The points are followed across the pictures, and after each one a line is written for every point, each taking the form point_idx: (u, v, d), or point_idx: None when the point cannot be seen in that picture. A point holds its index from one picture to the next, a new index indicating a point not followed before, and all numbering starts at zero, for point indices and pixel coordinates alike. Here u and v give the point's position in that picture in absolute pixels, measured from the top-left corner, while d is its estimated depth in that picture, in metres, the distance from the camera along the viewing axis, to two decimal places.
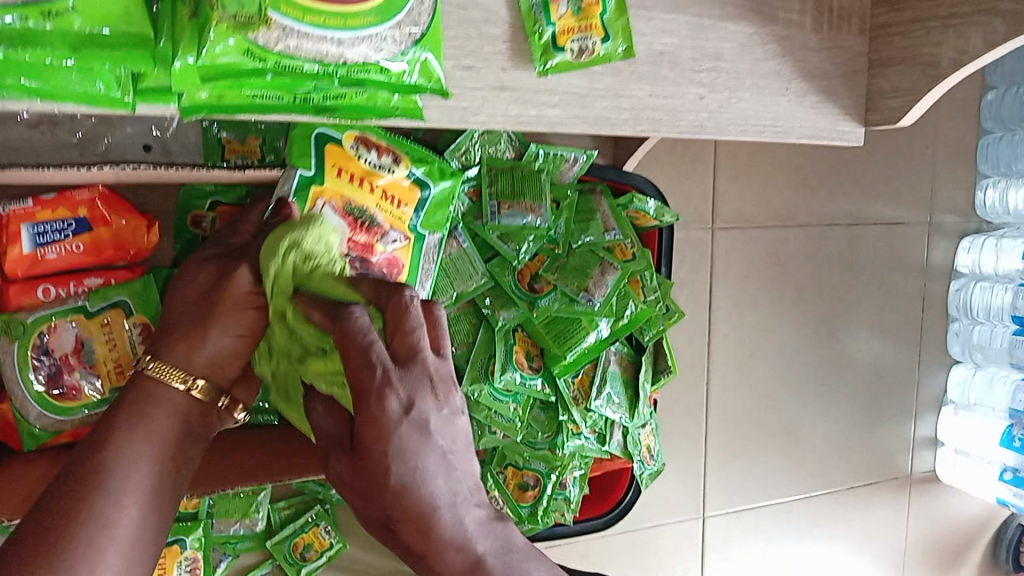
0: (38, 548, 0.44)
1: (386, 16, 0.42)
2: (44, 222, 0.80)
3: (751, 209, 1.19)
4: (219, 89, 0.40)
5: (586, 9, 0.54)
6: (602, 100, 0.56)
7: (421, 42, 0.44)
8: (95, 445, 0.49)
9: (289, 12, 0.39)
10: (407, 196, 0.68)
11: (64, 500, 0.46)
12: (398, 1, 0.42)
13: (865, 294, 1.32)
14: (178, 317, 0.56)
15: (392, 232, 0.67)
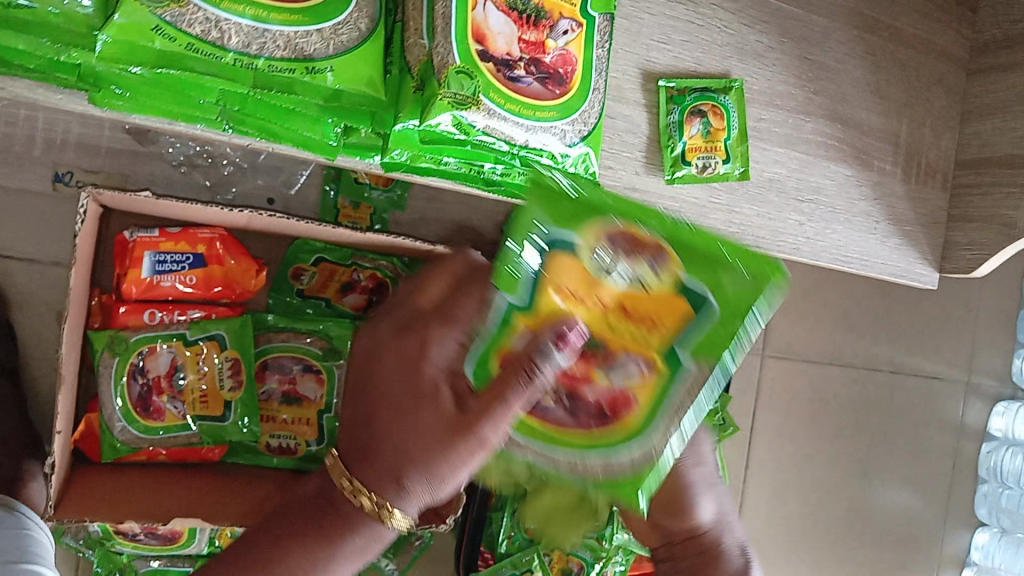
0: None
1: (566, 113, 0.49)
2: (165, 252, 0.87)
3: (800, 342, 1.25)
4: (416, 151, 0.48)
5: (713, 133, 0.62)
6: (716, 213, 0.63)
7: (586, 139, 0.51)
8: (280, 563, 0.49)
9: (495, 98, 0.47)
10: (666, 314, 0.42)
11: None
12: (576, 101, 0.50)
13: (898, 442, 1.35)
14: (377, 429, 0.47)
15: (628, 361, 0.43)
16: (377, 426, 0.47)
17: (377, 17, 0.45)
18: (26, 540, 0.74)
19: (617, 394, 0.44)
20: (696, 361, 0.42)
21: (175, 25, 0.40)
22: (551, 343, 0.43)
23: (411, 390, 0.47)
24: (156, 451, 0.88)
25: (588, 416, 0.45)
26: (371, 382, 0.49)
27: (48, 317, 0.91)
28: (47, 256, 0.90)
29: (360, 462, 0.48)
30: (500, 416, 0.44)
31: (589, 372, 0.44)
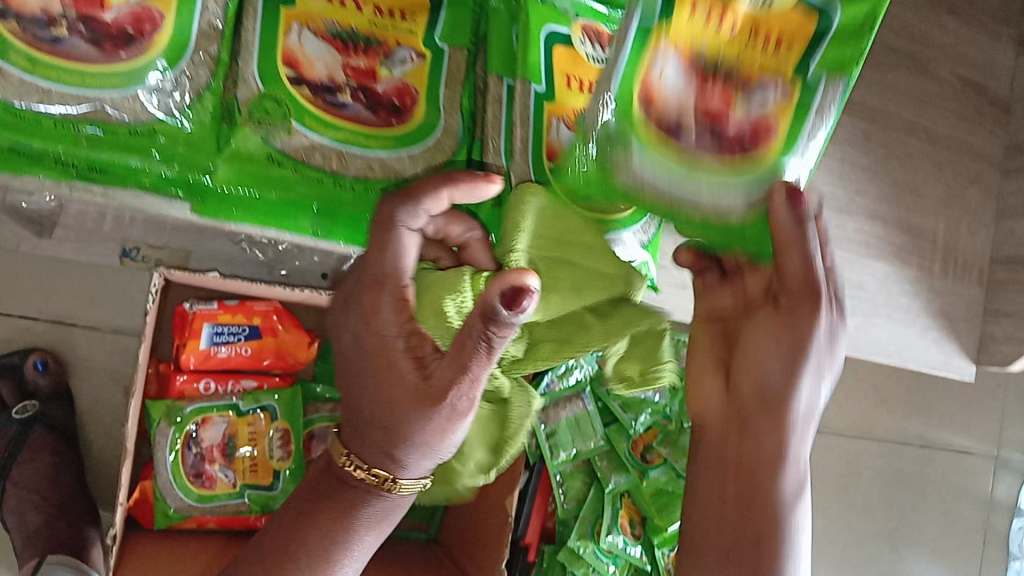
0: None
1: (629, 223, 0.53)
2: (223, 324, 0.91)
3: (829, 415, 1.27)
4: None
5: None
6: None
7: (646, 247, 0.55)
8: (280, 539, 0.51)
9: None
10: (795, 30, 0.41)
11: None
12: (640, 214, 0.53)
13: (929, 516, 1.35)
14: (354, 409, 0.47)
15: (763, 79, 0.42)
16: (359, 409, 0.47)
17: (459, 139, 0.48)
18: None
19: (756, 121, 0.42)
20: (826, 77, 0.42)
21: (285, 152, 0.44)
22: (497, 303, 0.40)
23: (377, 374, 0.45)
24: (205, 519, 0.89)
25: (733, 148, 0.42)
26: (344, 366, 0.47)
27: (107, 383, 0.95)
28: (108, 324, 0.93)
29: (354, 435, 0.48)
30: (467, 386, 0.43)
31: (731, 96, 0.42)
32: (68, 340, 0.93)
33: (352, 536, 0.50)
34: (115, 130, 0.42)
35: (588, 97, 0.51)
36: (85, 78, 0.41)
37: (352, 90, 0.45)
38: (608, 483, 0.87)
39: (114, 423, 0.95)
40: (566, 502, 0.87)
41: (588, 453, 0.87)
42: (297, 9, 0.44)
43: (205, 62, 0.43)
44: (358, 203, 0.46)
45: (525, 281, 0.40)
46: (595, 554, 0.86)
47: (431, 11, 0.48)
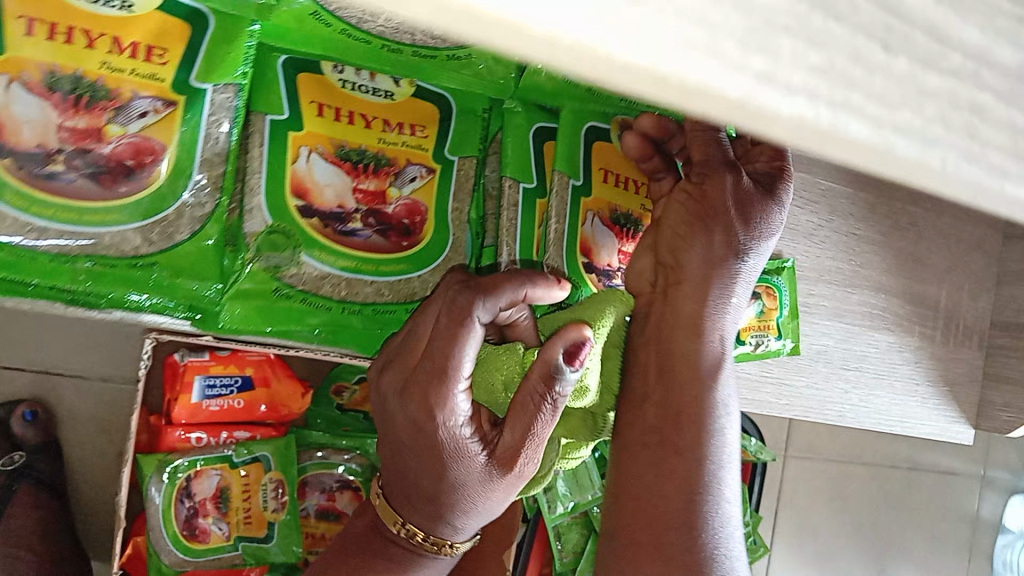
0: None
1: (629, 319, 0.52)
2: (215, 375, 0.88)
3: (821, 441, 1.27)
4: None
5: (766, 312, 0.64)
6: (766, 386, 0.65)
7: None
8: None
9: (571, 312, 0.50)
10: None
11: None
12: None
13: (917, 537, 1.37)
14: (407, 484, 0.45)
15: None
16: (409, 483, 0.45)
17: (468, 256, 0.48)
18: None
19: None
20: None
21: (293, 284, 0.43)
22: (563, 364, 0.41)
23: (431, 457, 0.43)
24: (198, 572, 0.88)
25: None
26: (393, 442, 0.44)
27: (95, 431, 0.93)
28: (95, 372, 0.92)
29: (407, 501, 0.46)
30: (534, 450, 0.43)
31: None
32: (54, 389, 0.91)
33: None
34: (114, 265, 0.40)
35: (624, 192, 0.53)
36: (83, 214, 0.39)
37: (361, 216, 0.44)
38: None
39: (103, 472, 0.94)
40: (563, 555, 0.87)
41: (586, 505, 0.85)
42: (304, 133, 0.43)
43: (208, 190, 0.42)
44: (368, 329, 0.45)
45: (584, 336, 0.42)
46: None
47: (440, 122, 0.47)
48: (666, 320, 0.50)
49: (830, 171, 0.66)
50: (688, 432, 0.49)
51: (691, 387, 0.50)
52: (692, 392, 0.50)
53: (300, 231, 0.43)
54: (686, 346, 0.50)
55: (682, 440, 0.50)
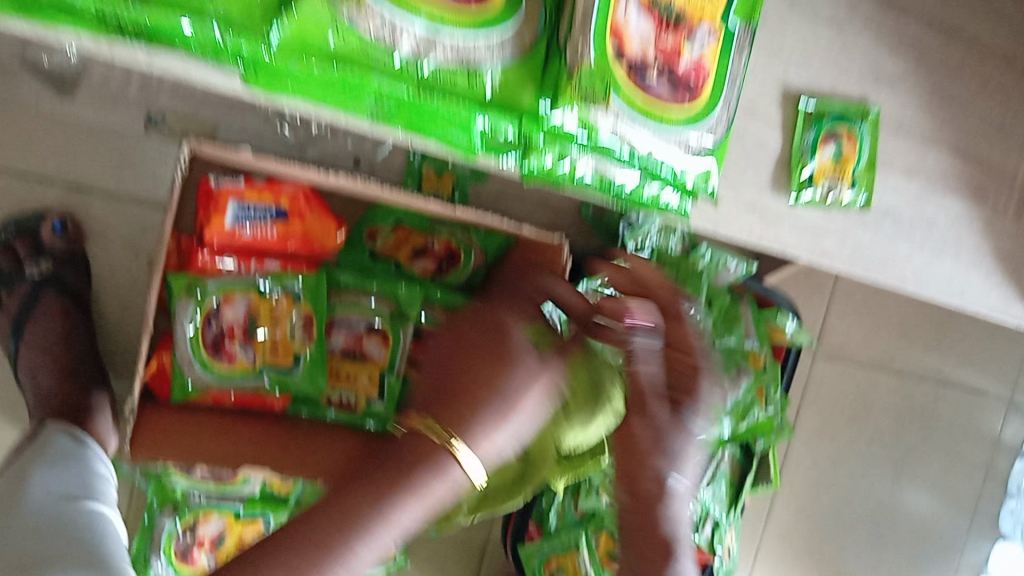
0: (363, 493, 0.53)
1: (691, 120, 0.49)
2: (250, 203, 0.86)
3: (852, 344, 1.25)
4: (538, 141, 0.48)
5: (844, 158, 0.60)
6: (829, 238, 0.62)
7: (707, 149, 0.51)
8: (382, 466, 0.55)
9: (624, 97, 0.46)
10: None
11: (375, 473, 0.55)
12: (703, 108, 0.49)
13: (936, 452, 1.36)
14: (455, 365, 0.59)
15: None
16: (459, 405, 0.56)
17: (538, 32, 0.46)
18: (84, 477, 0.74)
19: None
20: None
21: (354, 24, 0.42)
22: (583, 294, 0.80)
23: (494, 359, 0.59)
24: (223, 395, 0.88)
25: None
26: (449, 361, 0.59)
27: (124, 252, 0.90)
28: (127, 192, 0.88)
29: (445, 404, 0.57)
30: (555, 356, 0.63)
31: None
32: (81, 202, 0.87)
33: (398, 502, 0.53)
34: None
35: None
36: None
37: None
38: None
39: (129, 293, 0.91)
40: None
41: None
42: None
43: None
44: (425, 88, 0.45)
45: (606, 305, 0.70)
46: (614, 464, 0.85)
47: None
48: (624, 443, 0.66)
49: (924, 15, 0.61)
50: (638, 517, 0.64)
51: (645, 480, 0.64)
52: (644, 495, 0.64)
53: None
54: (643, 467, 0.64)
55: (641, 518, 0.64)
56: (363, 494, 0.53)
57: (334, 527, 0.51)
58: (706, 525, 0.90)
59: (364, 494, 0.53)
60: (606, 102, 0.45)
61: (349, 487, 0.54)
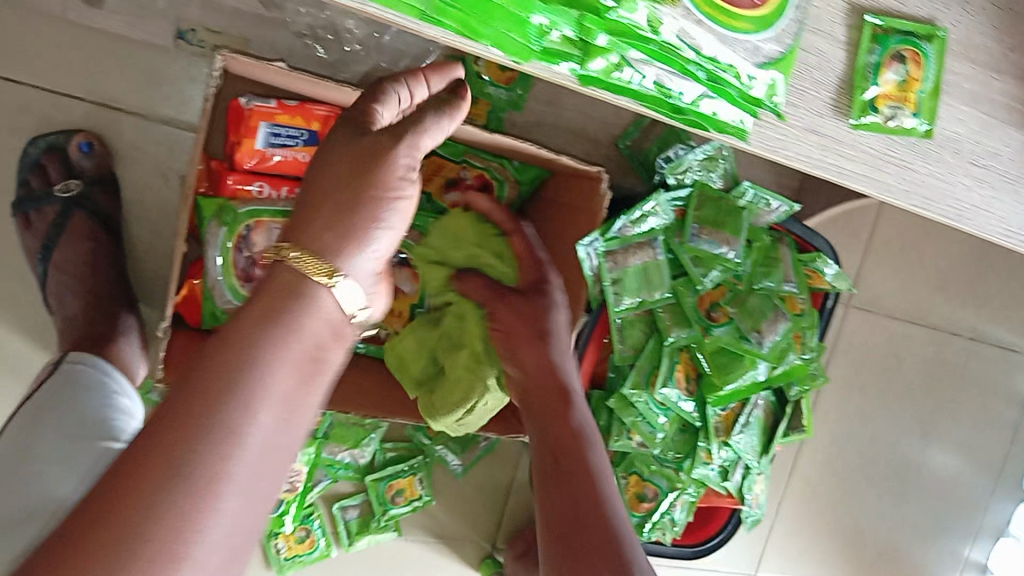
0: (209, 386, 0.40)
1: (760, 27, 0.49)
2: (281, 125, 0.84)
3: (888, 295, 1.23)
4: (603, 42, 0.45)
5: (909, 82, 0.57)
6: (890, 167, 0.59)
7: (776, 62, 0.49)
8: (225, 345, 0.42)
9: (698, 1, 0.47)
10: None
11: (216, 363, 0.41)
12: (774, 17, 0.49)
13: (965, 409, 1.34)
14: (321, 194, 0.48)
15: None
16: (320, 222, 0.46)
17: None
18: (102, 412, 0.71)
19: None
20: None
21: None
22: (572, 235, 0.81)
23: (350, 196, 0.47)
24: None
25: None
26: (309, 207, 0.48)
27: (154, 174, 0.89)
28: (156, 112, 0.86)
29: (296, 232, 0.46)
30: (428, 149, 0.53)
31: None
32: (111, 121, 0.86)
33: (266, 370, 0.41)
34: None
35: None
36: None
37: None
38: (669, 336, 0.84)
39: (159, 217, 0.90)
40: (623, 349, 0.85)
41: (654, 304, 0.84)
42: None
43: None
44: None
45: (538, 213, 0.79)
46: (647, 405, 0.84)
47: None
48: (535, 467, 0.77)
49: None
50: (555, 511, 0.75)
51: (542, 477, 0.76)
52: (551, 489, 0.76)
53: None
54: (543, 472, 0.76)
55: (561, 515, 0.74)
56: (213, 391, 0.40)
57: (208, 397, 0.40)
58: (736, 471, 0.90)
59: (204, 392, 0.40)
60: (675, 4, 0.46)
61: (198, 385, 0.40)
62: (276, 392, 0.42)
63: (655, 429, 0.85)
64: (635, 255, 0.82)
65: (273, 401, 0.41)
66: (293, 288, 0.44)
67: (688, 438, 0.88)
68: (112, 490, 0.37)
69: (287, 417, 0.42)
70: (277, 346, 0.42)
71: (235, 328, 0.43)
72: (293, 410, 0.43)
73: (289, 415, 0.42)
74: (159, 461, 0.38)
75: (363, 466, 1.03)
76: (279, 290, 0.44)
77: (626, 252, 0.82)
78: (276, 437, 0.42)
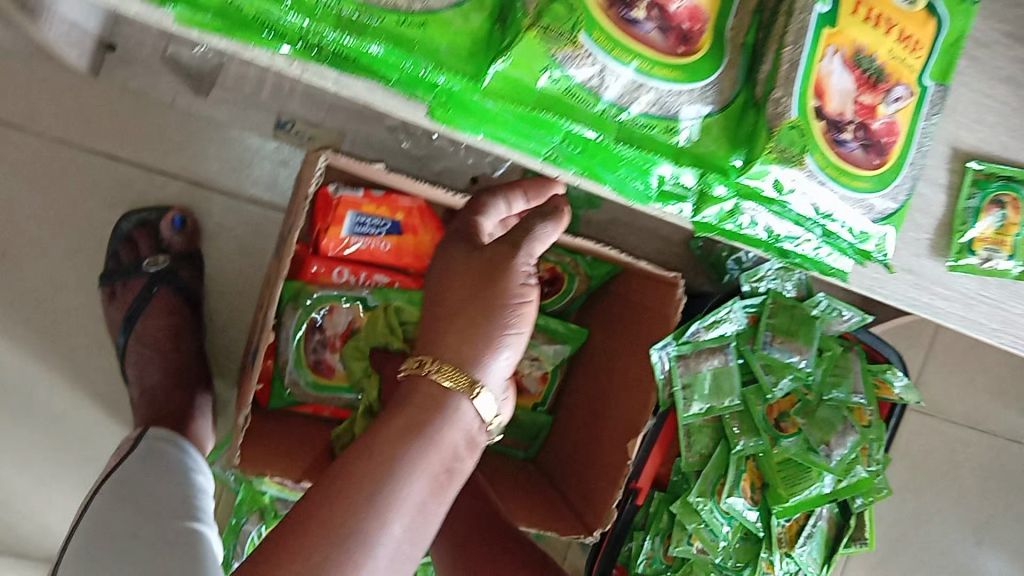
0: (342, 491, 0.44)
1: (879, 186, 0.46)
2: (366, 215, 0.85)
3: (947, 401, 1.21)
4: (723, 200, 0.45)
5: (1005, 225, 0.58)
6: (982, 307, 0.59)
7: (889, 218, 0.48)
8: (362, 453, 0.46)
9: (819, 160, 0.44)
10: None
11: (357, 467, 0.45)
12: (891, 174, 0.47)
13: (1023, 519, 1.30)
14: (450, 305, 0.51)
15: None
16: (453, 339, 0.50)
17: (740, 82, 0.43)
18: (185, 490, 0.72)
19: None
20: None
21: (564, 68, 0.39)
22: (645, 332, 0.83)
23: (482, 311, 0.50)
24: (320, 407, 0.89)
25: None
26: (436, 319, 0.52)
27: (237, 251, 0.91)
28: (245, 193, 0.89)
29: (431, 344, 0.50)
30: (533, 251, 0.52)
31: None
32: (201, 198, 0.88)
33: (397, 484, 0.45)
34: (382, 19, 0.38)
35: (875, 30, 0.44)
36: None
37: (647, 7, 0.40)
38: (737, 445, 0.85)
39: (237, 293, 0.92)
40: (689, 455, 0.85)
41: (722, 410, 0.84)
42: None
43: None
44: (621, 139, 0.42)
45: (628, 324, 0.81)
46: (712, 513, 0.84)
47: None
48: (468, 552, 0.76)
49: None
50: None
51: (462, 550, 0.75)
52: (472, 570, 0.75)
53: (584, 9, 0.38)
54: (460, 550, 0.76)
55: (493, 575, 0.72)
56: (349, 493, 0.44)
57: (359, 497, 0.44)
58: None
59: (340, 492, 0.44)
60: (799, 163, 0.42)
61: (337, 488, 0.44)
62: (412, 499, 0.46)
63: (719, 537, 0.85)
64: (710, 361, 0.83)
65: (407, 508, 0.46)
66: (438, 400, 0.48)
67: (750, 546, 0.87)
68: (270, 568, 0.42)
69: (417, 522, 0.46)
70: (413, 455, 0.46)
71: (373, 438, 0.47)
72: (422, 518, 0.47)
73: (420, 521, 0.47)
74: (299, 547, 0.42)
75: None
76: (424, 400, 0.49)
77: (699, 356, 0.82)
78: (407, 540, 0.46)
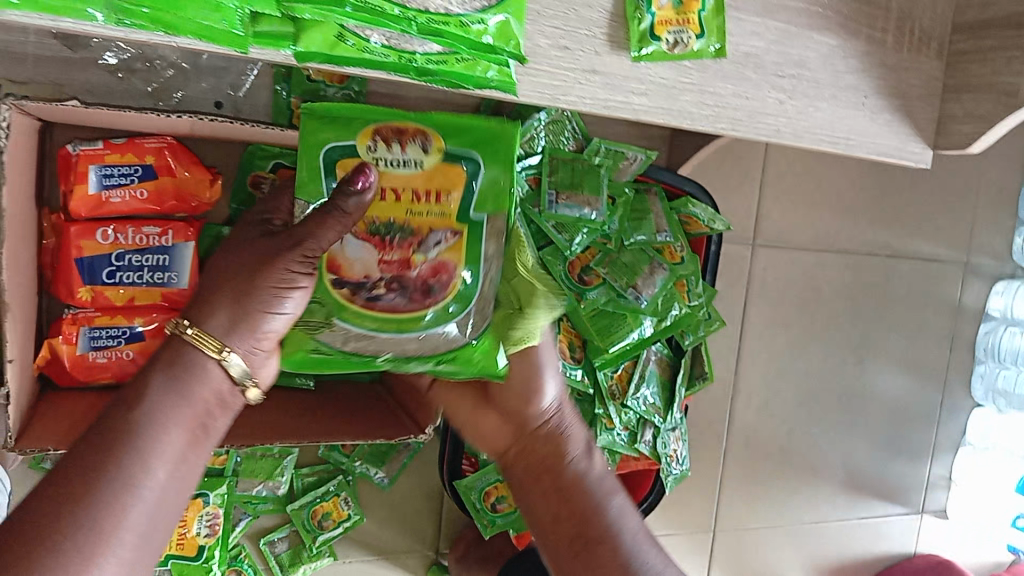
0: (104, 450, 0.50)
1: None
2: (112, 165, 0.82)
3: (792, 230, 1.20)
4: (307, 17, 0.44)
5: (686, 3, 0.55)
6: (687, 94, 0.57)
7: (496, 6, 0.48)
8: (129, 404, 0.53)
9: None
10: None
11: (105, 433, 0.51)
12: None
13: (895, 327, 1.32)
14: (227, 277, 0.56)
15: None
16: (217, 309, 0.55)
17: None
18: None
19: None
20: None
21: None
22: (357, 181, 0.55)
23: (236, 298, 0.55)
24: (123, 373, 0.85)
25: None
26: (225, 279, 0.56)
27: None
28: None
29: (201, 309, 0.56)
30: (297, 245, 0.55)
31: None
32: None
33: (147, 449, 0.51)
34: None
35: None
36: None
37: None
38: None
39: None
40: None
41: None
42: None
43: None
44: None
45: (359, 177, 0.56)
46: None
47: None
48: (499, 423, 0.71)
49: None
50: (534, 464, 0.72)
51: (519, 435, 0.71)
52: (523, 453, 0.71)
53: None
54: (540, 461, 0.71)
55: (542, 475, 0.71)
56: (101, 459, 0.50)
57: (117, 448, 0.50)
58: (646, 432, 0.90)
59: (97, 453, 0.50)
60: None
61: (92, 450, 0.50)
62: (165, 458, 0.52)
63: None
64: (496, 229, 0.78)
65: (147, 474, 0.51)
66: (178, 363, 0.54)
67: (586, 408, 0.87)
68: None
69: (179, 471, 0.53)
70: (174, 407, 0.53)
71: (130, 390, 0.53)
72: (179, 466, 0.53)
73: (179, 467, 0.54)
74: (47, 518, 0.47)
75: (282, 496, 0.99)
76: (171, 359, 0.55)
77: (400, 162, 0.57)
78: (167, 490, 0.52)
